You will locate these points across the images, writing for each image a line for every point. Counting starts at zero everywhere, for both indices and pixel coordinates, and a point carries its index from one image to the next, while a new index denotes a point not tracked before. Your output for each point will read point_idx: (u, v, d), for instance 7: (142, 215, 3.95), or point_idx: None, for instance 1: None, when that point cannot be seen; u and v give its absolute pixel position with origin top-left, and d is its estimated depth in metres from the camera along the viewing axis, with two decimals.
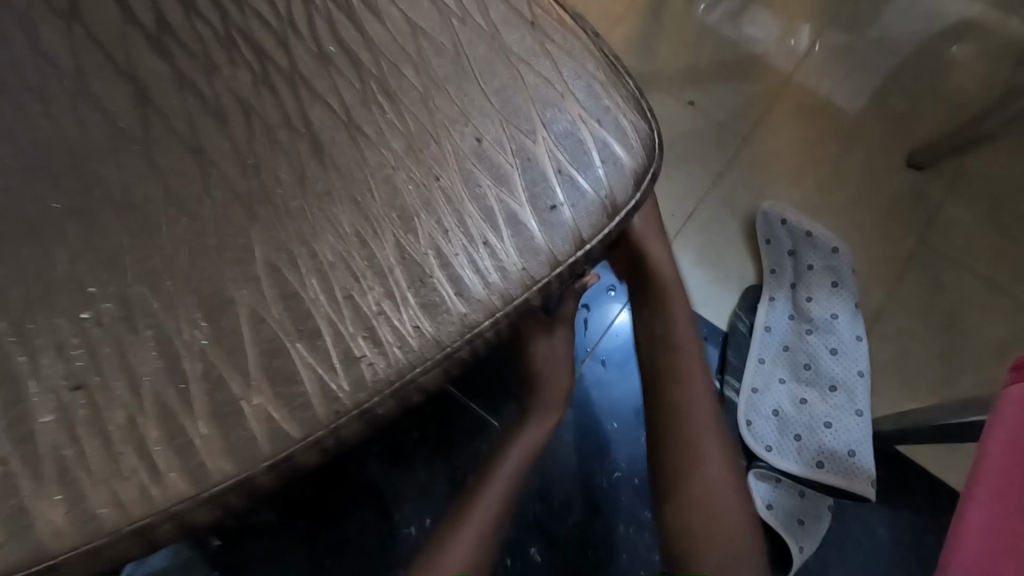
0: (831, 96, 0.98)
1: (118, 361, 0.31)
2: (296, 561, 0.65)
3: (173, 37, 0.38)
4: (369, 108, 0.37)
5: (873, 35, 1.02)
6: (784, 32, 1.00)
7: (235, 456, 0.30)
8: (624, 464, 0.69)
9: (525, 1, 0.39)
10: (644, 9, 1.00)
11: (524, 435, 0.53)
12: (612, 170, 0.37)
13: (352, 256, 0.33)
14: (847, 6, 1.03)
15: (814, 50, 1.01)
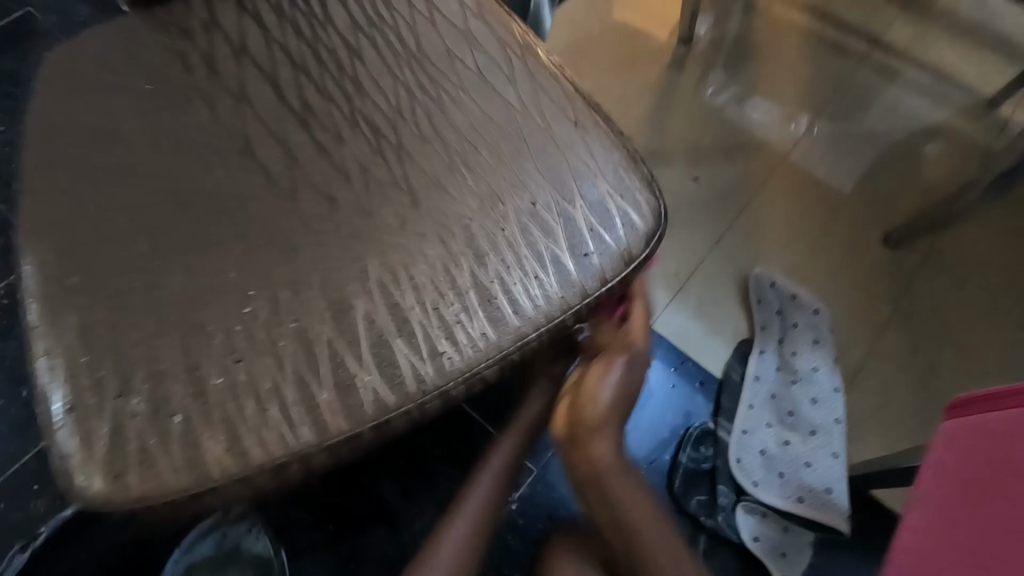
0: (822, 173, 1.14)
1: (267, 343, 0.43)
2: (323, 557, 0.76)
3: (317, 119, 0.53)
4: (454, 176, 0.50)
5: (857, 127, 1.19)
6: (778, 121, 1.18)
7: (348, 416, 0.42)
8: None
9: (571, 107, 0.54)
10: (657, 96, 1.18)
11: (494, 459, 0.63)
12: (631, 230, 0.48)
13: (439, 280, 0.46)
14: (833, 103, 1.21)
15: (812, 132, 1.18)
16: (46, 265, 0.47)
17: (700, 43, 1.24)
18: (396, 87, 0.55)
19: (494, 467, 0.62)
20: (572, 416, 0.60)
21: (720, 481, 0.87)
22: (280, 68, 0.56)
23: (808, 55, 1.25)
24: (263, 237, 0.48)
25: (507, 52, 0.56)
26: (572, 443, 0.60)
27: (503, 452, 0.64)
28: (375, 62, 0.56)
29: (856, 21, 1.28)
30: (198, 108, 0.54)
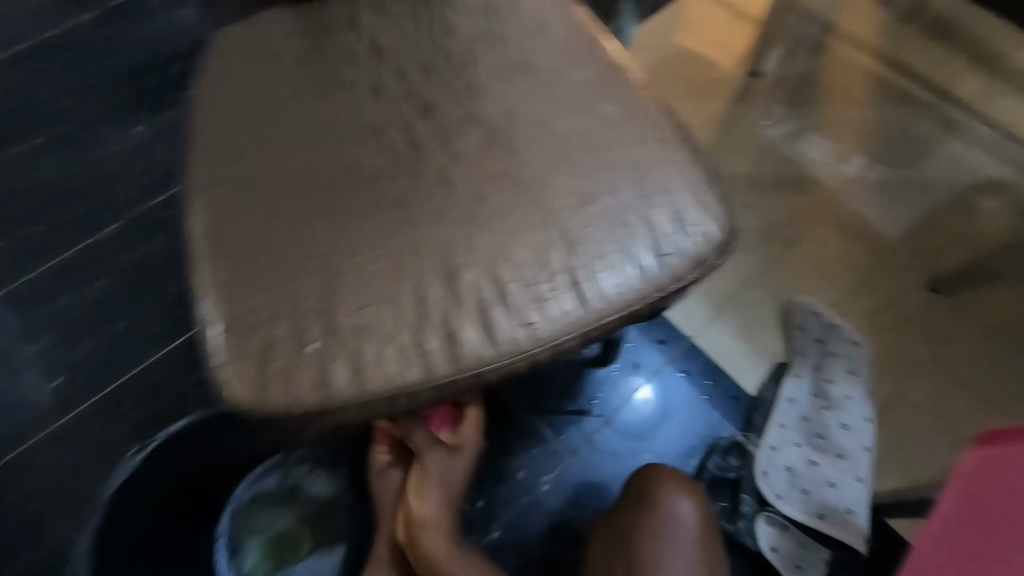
0: (872, 218, 1.18)
1: (390, 295, 0.52)
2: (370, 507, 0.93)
3: (439, 114, 0.62)
4: (554, 175, 0.58)
5: (912, 175, 1.23)
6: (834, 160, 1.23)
7: (450, 364, 0.49)
8: None
9: (659, 128, 0.61)
10: (719, 123, 1.24)
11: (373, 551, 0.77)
12: (705, 238, 0.55)
13: (536, 261, 0.53)
14: (889, 150, 1.25)
15: (865, 177, 1.22)
16: (213, 212, 0.57)
17: (767, 78, 1.30)
18: (508, 91, 0.63)
19: (380, 550, 0.77)
20: (407, 519, 0.73)
21: (744, 491, 0.93)
22: (409, 66, 0.65)
23: (871, 100, 1.29)
24: (389, 208, 0.56)
25: (606, 74, 0.64)
26: (410, 542, 0.72)
27: (382, 533, 0.78)
28: (489, 67, 0.65)
29: (923, 72, 1.32)
30: (339, 94, 0.64)
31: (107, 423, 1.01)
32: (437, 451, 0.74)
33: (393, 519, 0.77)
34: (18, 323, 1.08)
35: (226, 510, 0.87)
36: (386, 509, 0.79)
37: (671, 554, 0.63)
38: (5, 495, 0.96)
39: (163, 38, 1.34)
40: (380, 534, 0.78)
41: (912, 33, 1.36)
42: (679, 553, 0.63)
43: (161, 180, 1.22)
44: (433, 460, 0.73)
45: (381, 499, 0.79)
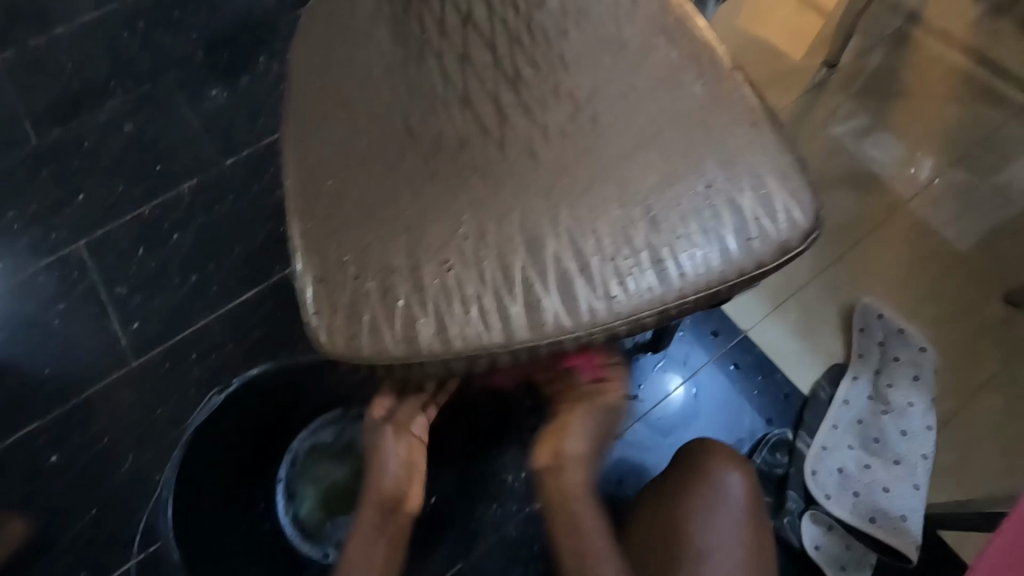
0: (939, 225, 1.12)
1: (474, 259, 0.53)
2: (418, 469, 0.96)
3: (525, 87, 0.63)
4: (641, 152, 0.57)
5: (993, 182, 1.16)
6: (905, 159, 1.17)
7: (530, 329, 0.51)
8: None
9: (747, 112, 0.60)
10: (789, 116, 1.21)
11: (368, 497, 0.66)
12: (791, 225, 0.54)
13: (616, 237, 0.54)
14: (969, 153, 1.18)
15: (933, 181, 1.16)
16: (305, 170, 0.59)
17: (842, 72, 1.25)
18: (596, 67, 0.63)
19: (373, 497, 0.65)
20: (547, 452, 0.63)
21: (791, 487, 0.92)
22: (497, 37, 0.65)
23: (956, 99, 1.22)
24: (475, 176, 0.58)
25: (696, 53, 0.63)
26: (550, 479, 0.63)
27: (382, 480, 0.65)
28: (577, 42, 0.64)
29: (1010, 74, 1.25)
30: (428, 61, 0.64)
31: (178, 371, 1.08)
32: (593, 394, 0.64)
33: (395, 467, 0.65)
34: (99, 269, 1.16)
35: (285, 458, 0.91)
36: (389, 456, 0.66)
37: (719, 527, 0.64)
38: (86, 427, 1.04)
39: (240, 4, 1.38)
40: (381, 478, 0.65)
41: (1006, 31, 1.28)
42: (727, 527, 0.64)
43: (234, 143, 1.27)
44: (590, 406, 0.64)
45: (385, 442, 0.66)
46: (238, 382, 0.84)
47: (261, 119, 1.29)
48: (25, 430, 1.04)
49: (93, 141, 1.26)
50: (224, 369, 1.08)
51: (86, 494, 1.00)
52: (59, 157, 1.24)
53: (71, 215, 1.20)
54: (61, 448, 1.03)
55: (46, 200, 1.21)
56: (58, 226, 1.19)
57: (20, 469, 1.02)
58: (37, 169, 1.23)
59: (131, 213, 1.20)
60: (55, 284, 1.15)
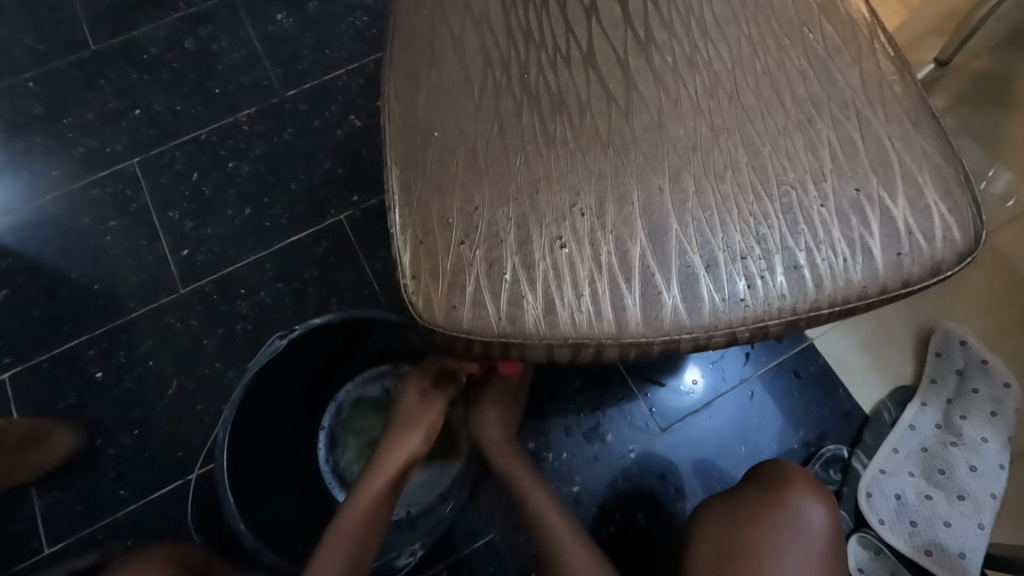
0: None
1: (589, 239, 0.49)
2: None
3: (656, 50, 0.56)
4: (787, 141, 0.51)
5: None
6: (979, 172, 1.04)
7: (646, 323, 0.47)
8: (727, 480, 0.93)
9: (908, 107, 0.53)
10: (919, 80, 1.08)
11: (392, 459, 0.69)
12: (948, 245, 0.49)
13: (747, 234, 0.49)
14: None
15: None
16: (410, 114, 0.54)
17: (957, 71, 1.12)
18: (742, 40, 0.56)
19: (393, 465, 0.69)
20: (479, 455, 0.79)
21: (843, 506, 0.89)
22: None
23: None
24: (596, 146, 0.52)
25: (857, 35, 0.55)
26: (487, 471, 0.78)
27: (409, 446, 0.70)
28: (721, 4, 0.57)
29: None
30: (551, 7, 0.57)
31: (226, 303, 1.06)
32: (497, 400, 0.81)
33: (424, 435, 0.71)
34: (153, 189, 1.13)
35: (330, 407, 0.90)
36: (425, 424, 0.72)
37: (796, 550, 0.62)
38: (133, 347, 1.04)
39: None
40: (404, 446, 0.70)
41: None
42: (804, 550, 0.62)
43: (296, 73, 1.21)
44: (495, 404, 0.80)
45: (430, 412, 0.73)
46: (302, 328, 0.78)
47: (327, 51, 1.23)
48: (73, 342, 1.04)
49: (154, 53, 1.21)
50: (271, 308, 1.06)
51: (131, 413, 1.01)
52: (119, 66, 1.20)
53: (128, 128, 1.16)
54: (107, 366, 1.03)
55: (103, 110, 1.17)
56: (114, 139, 1.16)
57: (69, 380, 1.02)
58: (96, 76, 1.19)
59: (188, 134, 1.16)
60: (109, 200, 1.12)
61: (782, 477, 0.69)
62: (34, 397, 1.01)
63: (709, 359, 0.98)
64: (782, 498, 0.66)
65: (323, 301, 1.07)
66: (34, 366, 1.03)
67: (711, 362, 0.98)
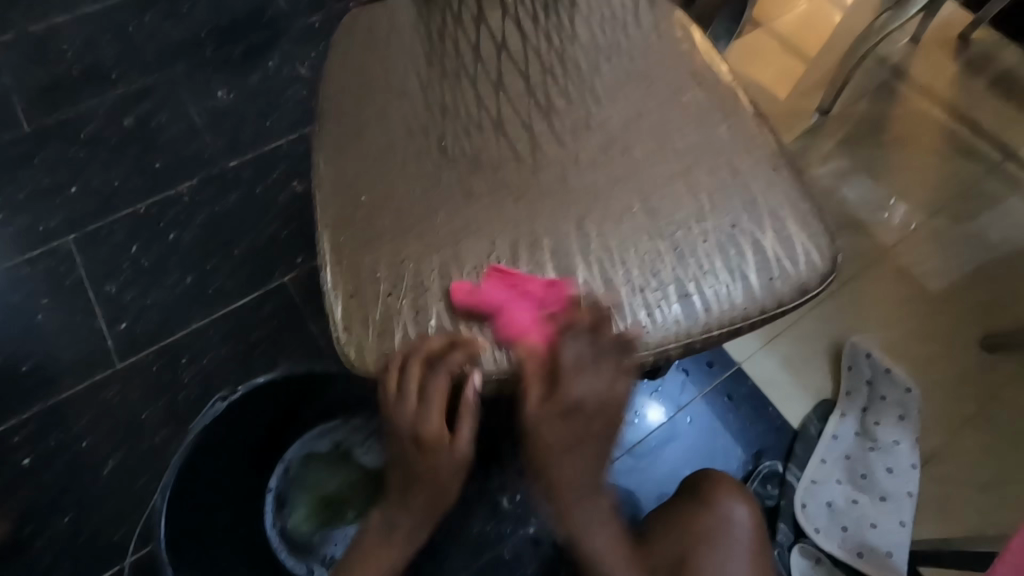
0: (916, 267, 1.23)
1: (505, 284, 0.55)
2: None
3: (555, 115, 0.64)
4: (672, 185, 0.60)
5: (960, 231, 1.28)
6: (874, 206, 1.29)
7: (561, 356, 0.53)
8: None
9: (771, 156, 0.62)
10: (802, 133, 1.39)
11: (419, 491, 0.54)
12: (811, 267, 0.57)
13: (642, 268, 0.56)
14: (943, 203, 1.32)
15: (911, 227, 1.28)
16: (338, 181, 0.60)
17: (829, 133, 1.39)
18: (628, 104, 0.65)
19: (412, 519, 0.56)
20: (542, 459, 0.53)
21: (782, 519, 0.94)
22: (530, 65, 0.67)
23: (933, 165, 1.36)
24: (508, 200, 0.59)
25: (724, 96, 0.66)
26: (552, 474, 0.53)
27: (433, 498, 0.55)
28: (609, 77, 0.67)
29: (970, 141, 1.41)
30: (463, 82, 0.66)
31: (167, 373, 1.04)
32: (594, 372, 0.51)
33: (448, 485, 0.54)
34: (89, 264, 1.13)
35: (279, 467, 0.87)
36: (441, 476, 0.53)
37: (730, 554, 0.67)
38: (64, 427, 0.99)
39: (260, 18, 1.42)
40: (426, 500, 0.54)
41: (962, 105, 1.46)
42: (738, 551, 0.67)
43: (239, 144, 1.27)
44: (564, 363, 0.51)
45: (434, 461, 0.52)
46: (243, 389, 0.78)
47: (269, 122, 1.30)
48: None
49: (91, 131, 1.26)
50: (215, 374, 1.05)
51: (61, 498, 0.95)
52: (55, 146, 1.24)
53: (62, 205, 1.18)
54: (36, 450, 0.98)
55: (37, 188, 1.19)
56: (48, 216, 1.17)
57: None
58: (31, 154, 1.23)
59: (128, 209, 1.19)
60: (43, 277, 1.11)
61: (707, 481, 0.73)
62: None
63: (650, 389, 1.03)
64: (709, 508, 0.70)
65: (270, 363, 1.07)
66: None
67: (653, 392, 1.03)
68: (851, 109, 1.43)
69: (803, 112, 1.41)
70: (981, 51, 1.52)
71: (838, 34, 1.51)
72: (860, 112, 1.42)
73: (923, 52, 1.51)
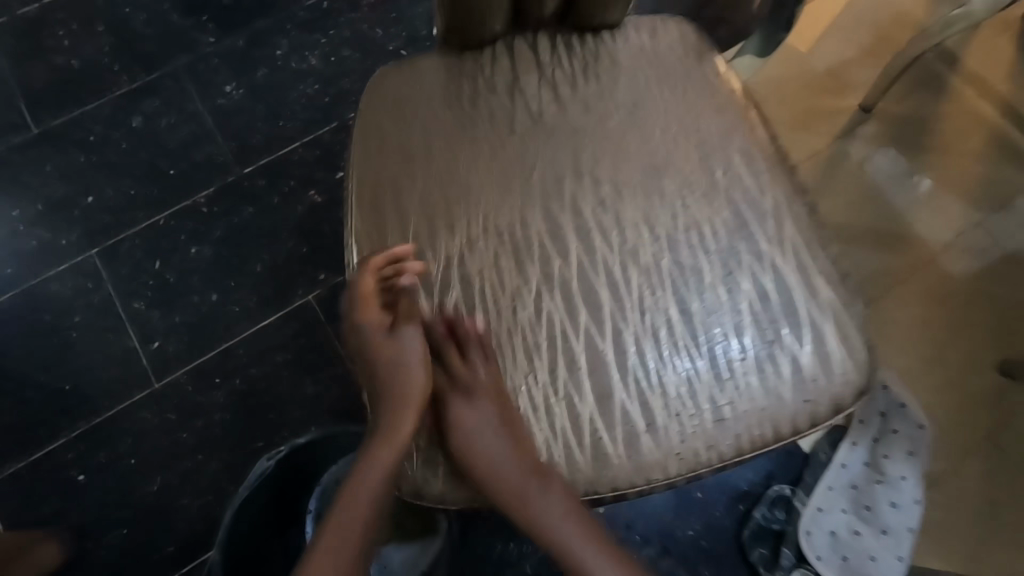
0: (946, 285, 1.21)
1: (545, 404, 0.57)
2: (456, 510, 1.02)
3: (595, 206, 0.63)
4: (710, 291, 0.59)
5: (996, 246, 1.25)
6: (908, 217, 1.26)
7: (597, 481, 0.56)
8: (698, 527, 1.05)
9: (817, 260, 0.61)
10: (837, 132, 1.32)
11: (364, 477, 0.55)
12: (848, 387, 0.58)
13: (678, 392, 0.57)
14: (980, 215, 1.27)
15: (950, 242, 1.25)
16: (369, 283, 0.59)
17: (868, 134, 1.32)
18: (670, 194, 0.63)
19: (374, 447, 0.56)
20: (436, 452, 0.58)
21: (786, 544, 1.00)
22: (568, 147, 0.65)
23: (976, 172, 1.30)
24: (544, 306, 0.59)
25: (770, 185, 0.64)
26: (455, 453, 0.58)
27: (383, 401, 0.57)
28: (650, 160, 0.64)
29: (1017, 143, 1.33)
30: (500, 168, 0.64)
31: (202, 395, 1.08)
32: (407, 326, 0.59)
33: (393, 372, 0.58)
34: (115, 281, 1.14)
35: (316, 491, 0.93)
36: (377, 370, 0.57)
37: None
38: (111, 446, 1.05)
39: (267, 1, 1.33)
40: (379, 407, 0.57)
41: (1021, 98, 1.36)
42: None
43: (251, 149, 1.23)
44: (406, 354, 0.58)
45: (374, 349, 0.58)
46: (288, 447, 0.90)
47: (279, 122, 1.25)
48: (50, 446, 1.05)
49: (100, 133, 1.22)
50: (248, 395, 1.09)
51: (114, 515, 1.02)
52: (63, 148, 1.21)
53: (81, 218, 1.17)
54: (87, 467, 1.04)
55: (53, 199, 1.18)
56: (68, 230, 1.16)
57: (49, 484, 1.03)
58: (43, 160, 1.20)
59: (145, 220, 1.18)
60: (71, 294, 1.13)
61: None
62: (13, 505, 1.02)
63: None
64: None
65: (299, 384, 1.10)
66: (11, 474, 1.04)
67: None
68: (893, 107, 1.34)
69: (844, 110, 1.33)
70: None
71: (890, 17, 1.39)
72: (903, 108, 1.34)
73: (981, 36, 1.39)
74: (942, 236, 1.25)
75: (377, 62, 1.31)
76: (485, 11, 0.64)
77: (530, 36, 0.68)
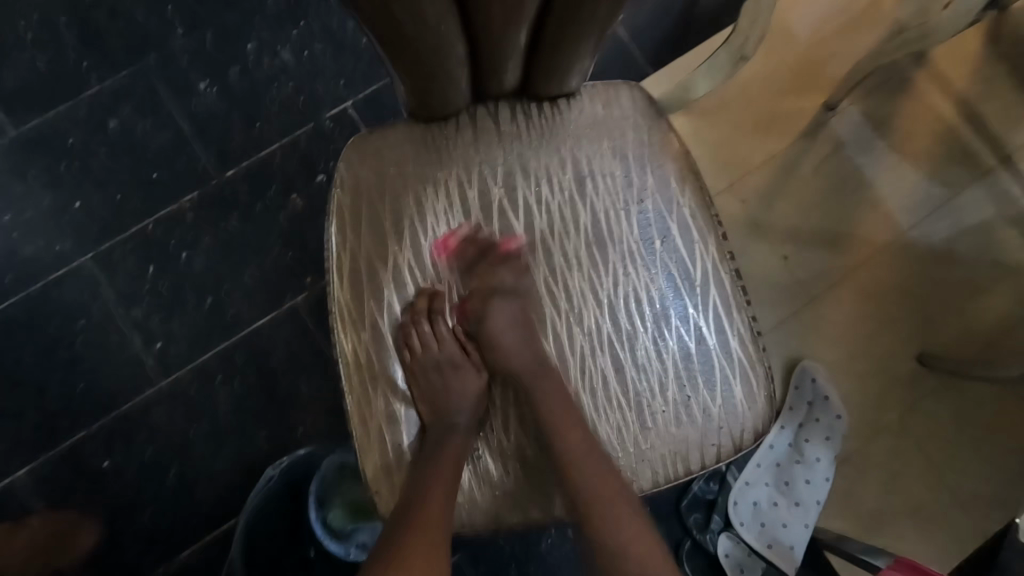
0: (882, 283, 1.33)
1: (500, 449, 0.70)
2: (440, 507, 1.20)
3: (547, 274, 0.72)
4: (642, 351, 0.71)
5: (935, 245, 1.35)
6: (857, 218, 1.35)
7: (540, 510, 0.70)
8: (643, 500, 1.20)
9: (733, 323, 0.72)
10: (802, 132, 1.36)
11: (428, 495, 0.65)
12: (746, 431, 0.71)
13: (609, 439, 0.70)
14: (924, 215, 1.36)
15: (895, 244, 1.35)
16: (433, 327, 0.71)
17: (830, 134, 1.37)
18: (613, 263, 0.72)
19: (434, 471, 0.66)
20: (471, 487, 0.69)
21: (716, 511, 1.19)
22: (525, 217, 0.72)
23: (927, 173, 1.37)
24: (501, 368, 0.71)
25: (702, 254, 0.73)
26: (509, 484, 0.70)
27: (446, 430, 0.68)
28: (597, 230, 0.73)
29: (969, 143, 1.39)
30: (465, 238, 0.72)
31: (207, 391, 1.20)
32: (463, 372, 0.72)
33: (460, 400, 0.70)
34: (113, 287, 1.21)
35: (316, 476, 1.09)
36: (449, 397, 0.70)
37: None
38: (129, 437, 1.18)
39: None
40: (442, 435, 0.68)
41: (980, 97, 1.40)
42: None
43: (232, 153, 1.26)
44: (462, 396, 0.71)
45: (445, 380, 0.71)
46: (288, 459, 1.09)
47: (257, 125, 1.27)
48: (74, 438, 1.18)
49: (79, 138, 1.24)
50: (249, 391, 1.21)
51: (140, 495, 1.17)
52: (45, 153, 1.23)
53: (72, 225, 1.22)
54: (110, 456, 1.18)
55: (41, 206, 1.22)
56: (61, 237, 1.22)
57: (78, 470, 1.17)
58: (26, 167, 1.22)
59: (136, 226, 1.23)
60: (73, 299, 1.21)
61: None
62: (47, 489, 1.16)
63: None
64: None
65: (295, 381, 1.22)
66: (42, 464, 1.17)
67: None
68: (855, 106, 1.39)
69: (806, 109, 1.37)
70: (1010, 30, 1.42)
71: (864, 9, 1.39)
72: (865, 107, 1.39)
73: None
74: (885, 236, 1.35)
75: (351, 59, 1.30)
76: (445, 95, 0.68)
77: (492, 105, 0.73)
